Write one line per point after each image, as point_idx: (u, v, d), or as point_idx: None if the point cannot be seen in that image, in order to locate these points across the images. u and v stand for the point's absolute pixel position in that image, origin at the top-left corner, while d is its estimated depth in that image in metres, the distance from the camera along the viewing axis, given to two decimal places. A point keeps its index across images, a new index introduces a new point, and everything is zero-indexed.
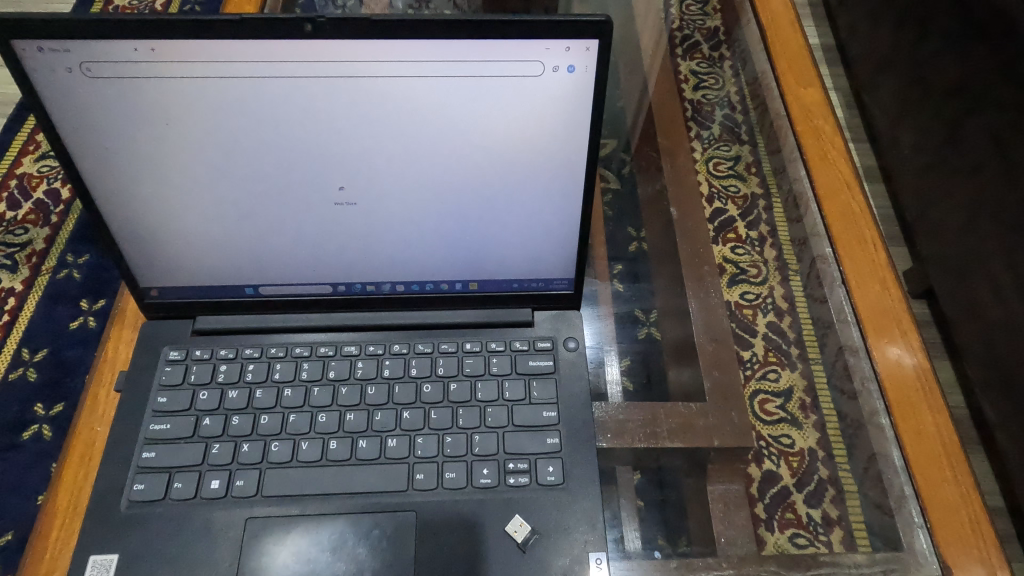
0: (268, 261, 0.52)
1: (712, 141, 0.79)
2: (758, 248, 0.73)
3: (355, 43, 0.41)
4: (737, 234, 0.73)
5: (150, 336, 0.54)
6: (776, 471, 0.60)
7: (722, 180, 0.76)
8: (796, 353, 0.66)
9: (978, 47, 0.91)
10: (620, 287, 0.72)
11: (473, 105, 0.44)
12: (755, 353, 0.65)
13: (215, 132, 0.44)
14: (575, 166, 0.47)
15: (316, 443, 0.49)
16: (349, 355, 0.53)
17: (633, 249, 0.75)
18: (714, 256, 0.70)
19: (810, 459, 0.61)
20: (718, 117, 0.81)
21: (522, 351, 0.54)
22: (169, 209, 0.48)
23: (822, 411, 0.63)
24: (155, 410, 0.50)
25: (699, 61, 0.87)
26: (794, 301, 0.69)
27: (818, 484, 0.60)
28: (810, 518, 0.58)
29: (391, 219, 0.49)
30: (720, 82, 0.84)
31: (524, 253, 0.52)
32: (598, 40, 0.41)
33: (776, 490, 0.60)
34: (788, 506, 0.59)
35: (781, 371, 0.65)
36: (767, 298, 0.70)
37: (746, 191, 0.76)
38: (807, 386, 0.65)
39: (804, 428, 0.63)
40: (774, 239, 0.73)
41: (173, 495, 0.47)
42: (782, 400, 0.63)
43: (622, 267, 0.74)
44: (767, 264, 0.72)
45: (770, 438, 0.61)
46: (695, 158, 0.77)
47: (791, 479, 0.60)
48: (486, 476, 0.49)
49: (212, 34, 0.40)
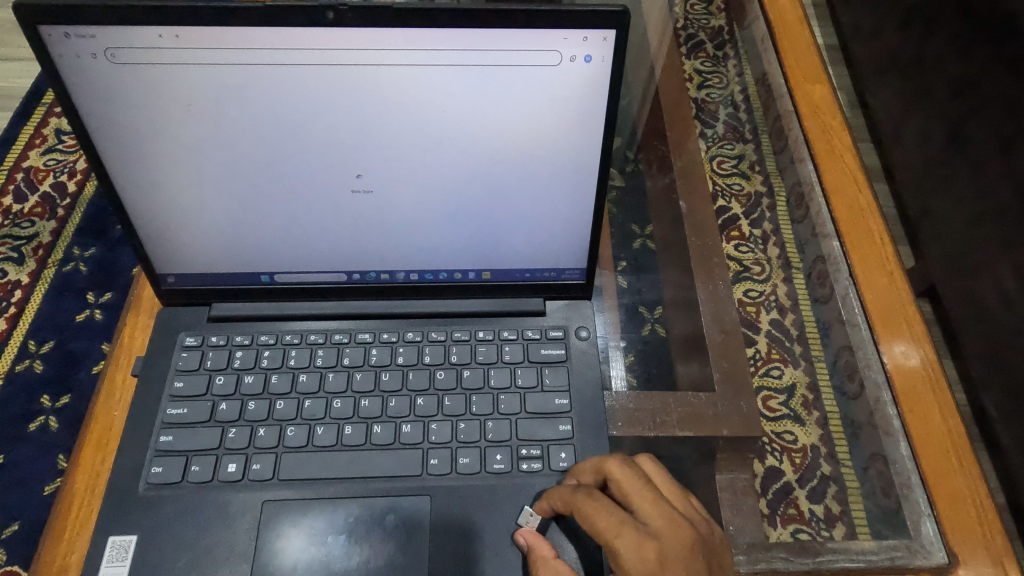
0: (283, 250, 0.52)
1: (715, 140, 0.80)
2: (761, 247, 0.74)
3: (378, 32, 0.41)
4: (740, 232, 0.74)
5: (166, 323, 0.54)
6: (778, 467, 0.62)
7: (726, 178, 0.77)
8: (799, 350, 0.68)
9: (984, 46, 0.92)
10: (625, 284, 0.72)
11: (490, 95, 0.44)
12: (758, 350, 0.66)
13: (234, 119, 0.44)
14: (588, 157, 0.48)
15: (332, 428, 0.50)
16: (364, 342, 0.54)
17: (638, 245, 0.75)
18: (723, 251, 0.71)
19: (812, 456, 0.63)
20: (722, 115, 0.82)
21: (534, 340, 0.55)
22: (188, 196, 0.48)
23: (823, 406, 0.65)
24: (173, 394, 0.51)
25: (703, 60, 0.87)
26: (797, 299, 0.71)
27: (819, 481, 0.61)
28: (811, 514, 0.59)
29: (406, 206, 0.50)
30: (724, 81, 0.85)
31: (535, 243, 0.53)
32: (616, 30, 0.41)
33: (778, 486, 0.61)
34: (790, 501, 0.60)
35: (784, 368, 0.66)
36: (770, 296, 0.71)
37: (749, 189, 0.77)
38: (809, 384, 0.66)
39: (806, 424, 0.65)
40: (778, 238, 0.74)
41: (190, 478, 0.48)
42: (784, 397, 0.65)
43: (627, 262, 0.73)
44: (770, 261, 0.73)
45: (772, 435, 0.62)
46: (700, 156, 0.78)
47: (792, 475, 0.62)
48: (499, 461, 0.50)
49: (235, 22, 0.40)
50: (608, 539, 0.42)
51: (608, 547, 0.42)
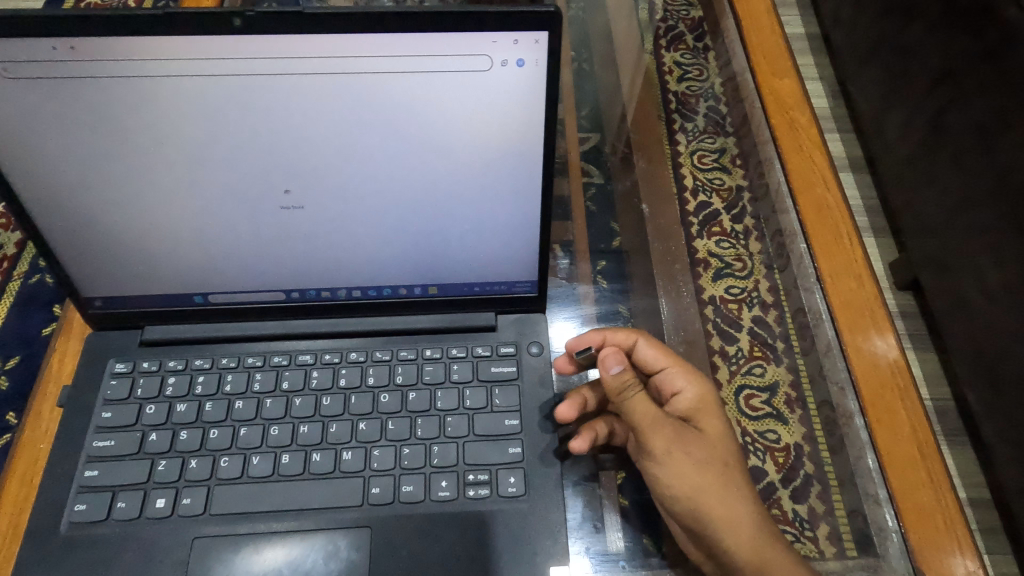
0: (214, 270, 0.49)
1: (695, 134, 0.75)
2: (742, 241, 0.69)
3: (290, 39, 0.39)
4: (722, 227, 0.69)
5: (97, 348, 0.52)
6: (761, 467, 0.56)
7: (706, 173, 0.72)
8: (782, 347, 0.62)
9: (958, 34, 0.89)
10: (604, 286, 0.67)
11: (419, 101, 0.41)
12: (740, 348, 0.62)
13: (145, 134, 0.41)
14: (532, 163, 0.45)
15: (268, 457, 0.48)
16: (304, 363, 0.51)
17: (616, 244, 0.70)
18: (696, 251, 0.68)
19: (796, 454, 0.56)
20: (703, 109, 0.77)
21: (484, 357, 0.52)
22: (106, 215, 0.45)
23: (808, 407, 0.59)
24: (99, 426, 0.48)
25: (683, 53, 0.82)
26: (780, 294, 0.65)
27: (804, 480, 0.55)
28: (795, 515, 0.54)
29: (342, 220, 0.47)
30: (705, 74, 0.80)
31: (481, 253, 0.50)
32: (548, 31, 0.39)
33: (761, 487, 0.55)
34: (774, 502, 0.54)
35: (767, 366, 0.61)
36: (753, 292, 0.66)
37: (731, 183, 0.72)
38: (793, 381, 0.60)
39: (790, 423, 0.58)
40: (760, 231, 0.69)
41: (116, 515, 0.45)
42: (767, 396, 0.60)
43: (607, 262, 0.69)
44: (753, 256, 0.67)
45: (755, 434, 0.58)
46: (678, 151, 0.74)
47: (777, 475, 0.55)
48: (444, 488, 0.47)
49: (132, 33, 0.37)
50: (675, 366, 0.55)
51: (678, 370, 0.55)
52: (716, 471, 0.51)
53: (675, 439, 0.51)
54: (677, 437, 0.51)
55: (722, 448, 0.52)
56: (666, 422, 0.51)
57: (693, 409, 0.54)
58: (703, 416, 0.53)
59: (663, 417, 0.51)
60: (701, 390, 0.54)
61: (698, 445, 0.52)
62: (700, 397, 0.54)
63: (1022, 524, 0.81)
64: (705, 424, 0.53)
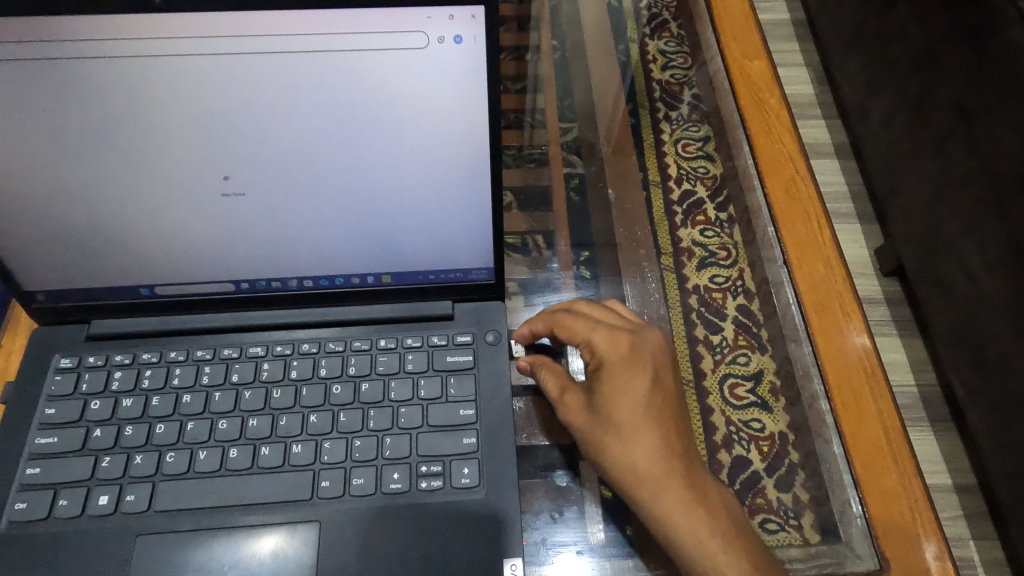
0: (158, 261, 0.48)
1: (681, 121, 0.74)
2: (728, 229, 0.67)
3: (215, 17, 0.37)
4: (706, 216, 0.68)
5: (43, 343, 0.51)
6: (746, 457, 0.55)
7: (690, 162, 0.71)
8: (766, 336, 0.61)
9: (936, 14, 0.87)
10: (585, 276, 0.66)
11: (356, 82, 0.40)
12: (723, 338, 0.61)
13: (69, 119, 0.40)
14: (477, 145, 0.43)
15: (216, 451, 0.46)
16: (255, 355, 0.50)
17: (593, 232, 0.68)
18: (679, 240, 0.66)
19: (780, 443, 0.56)
20: (688, 96, 0.75)
21: (439, 347, 0.51)
22: (35, 205, 0.43)
23: (792, 394, 0.58)
24: (42, 422, 0.47)
25: (667, 40, 0.80)
26: (763, 283, 0.63)
27: (787, 469, 0.55)
28: (779, 503, 0.53)
29: (285, 208, 0.46)
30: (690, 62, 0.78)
31: (433, 240, 0.49)
32: (483, 6, 0.38)
33: (746, 475, 0.54)
34: (758, 490, 0.54)
35: (751, 355, 0.60)
36: (738, 281, 0.64)
37: (716, 171, 0.70)
38: (779, 369, 0.59)
39: (774, 411, 0.57)
40: (745, 219, 0.66)
41: (57, 513, 0.44)
42: (751, 384, 0.59)
43: (589, 254, 0.67)
44: (738, 245, 0.66)
45: (738, 423, 0.57)
46: (662, 140, 0.72)
47: (761, 464, 0.55)
48: (396, 481, 0.46)
49: (47, 12, 0.36)
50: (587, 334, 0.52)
51: (586, 339, 0.52)
52: (603, 445, 0.48)
53: (568, 417, 0.50)
54: (569, 414, 0.50)
55: (616, 417, 0.48)
56: (563, 399, 0.51)
57: (595, 380, 0.50)
58: (600, 386, 0.49)
59: (561, 396, 0.51)
60: (602, 355, 0.50)
61: (587, 419, 0.49)
62: (599, 365, 0.50)
63: (1005, 509, 0.80)
64: (601, 394, 0.49)
